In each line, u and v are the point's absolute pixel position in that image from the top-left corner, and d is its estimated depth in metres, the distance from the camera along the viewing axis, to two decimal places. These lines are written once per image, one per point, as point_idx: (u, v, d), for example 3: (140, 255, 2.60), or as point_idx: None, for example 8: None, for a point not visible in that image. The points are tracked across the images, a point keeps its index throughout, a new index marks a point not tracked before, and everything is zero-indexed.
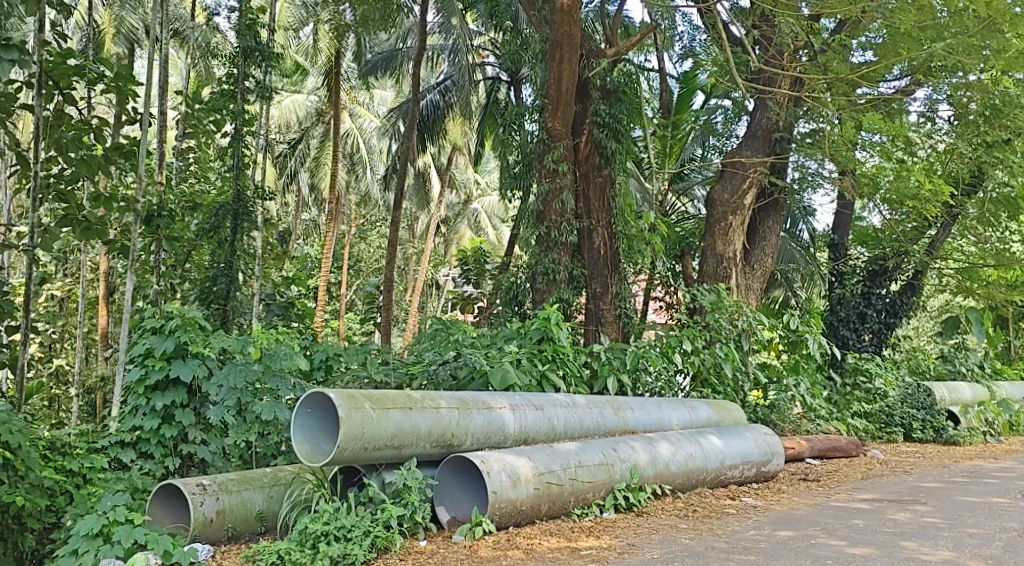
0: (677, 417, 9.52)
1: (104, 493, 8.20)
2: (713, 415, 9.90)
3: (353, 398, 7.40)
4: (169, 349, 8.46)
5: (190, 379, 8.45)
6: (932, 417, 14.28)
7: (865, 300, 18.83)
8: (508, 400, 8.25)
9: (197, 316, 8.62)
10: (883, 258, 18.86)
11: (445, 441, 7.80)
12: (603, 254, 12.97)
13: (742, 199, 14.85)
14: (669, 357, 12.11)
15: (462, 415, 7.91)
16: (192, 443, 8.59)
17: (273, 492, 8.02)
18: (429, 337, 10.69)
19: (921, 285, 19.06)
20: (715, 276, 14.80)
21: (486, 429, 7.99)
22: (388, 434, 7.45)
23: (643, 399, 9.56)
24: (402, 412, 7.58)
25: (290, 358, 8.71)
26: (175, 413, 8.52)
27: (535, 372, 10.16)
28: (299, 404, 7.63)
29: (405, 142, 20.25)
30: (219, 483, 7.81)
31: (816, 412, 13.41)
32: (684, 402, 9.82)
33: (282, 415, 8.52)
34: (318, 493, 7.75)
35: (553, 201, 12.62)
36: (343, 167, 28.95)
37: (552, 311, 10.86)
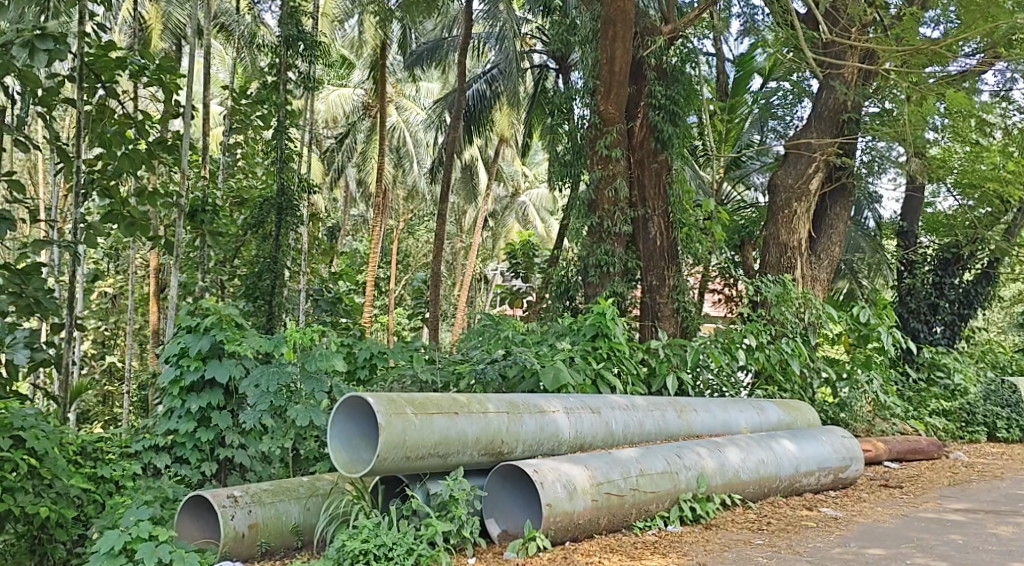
0: (744, 420, 8.85)
1: (130, 504, 7.59)
2: (784, 416, 9.21)
3: (392, 402, 6.88)
4: (204, 348, 7.93)
5: (226, 380, 7.91)
6: (1017, 416, 13.73)
7: (937, 290, 18.07)
8: (562, 402, 7.65)
9: (233, 313, 8.08)
10: (956, 245, 18.11)
11: (494, 448, 7.23)
12: (659, 245, 12.30)
13: (807, 185, 14.11)
14: (733, 353, 11.41)
15: (512, 419, 7.32)
16: (230, 447, 8.00)
17: (310, 503, 7.53)
18: (477, 333, 10.12)
19: (997, 275, 18.27)
20: (778, 267, 14.06)
21: (539, 435, 7.39)
22: (432, 442, 6.90)
23: (708, 400, 8.91)
24: (446, 417, 7.03)
25: (326, 358, 8.15)
26: (211, 416, 7.96)
27: (590, 371, 9.53)
28: (336, 408, 7.04)
29: (452, 132, 19.66)
30: (253, 495, 7.34)
31: (890, 411, 12.65)
32: (753, 402, 9.14)
33: (318, 421, 7.95)
34: (357, 505, 7.15)
35: (606, 188, 11.96)
36: (391, 161, 28.44)
37: (608, 306, 10.22)
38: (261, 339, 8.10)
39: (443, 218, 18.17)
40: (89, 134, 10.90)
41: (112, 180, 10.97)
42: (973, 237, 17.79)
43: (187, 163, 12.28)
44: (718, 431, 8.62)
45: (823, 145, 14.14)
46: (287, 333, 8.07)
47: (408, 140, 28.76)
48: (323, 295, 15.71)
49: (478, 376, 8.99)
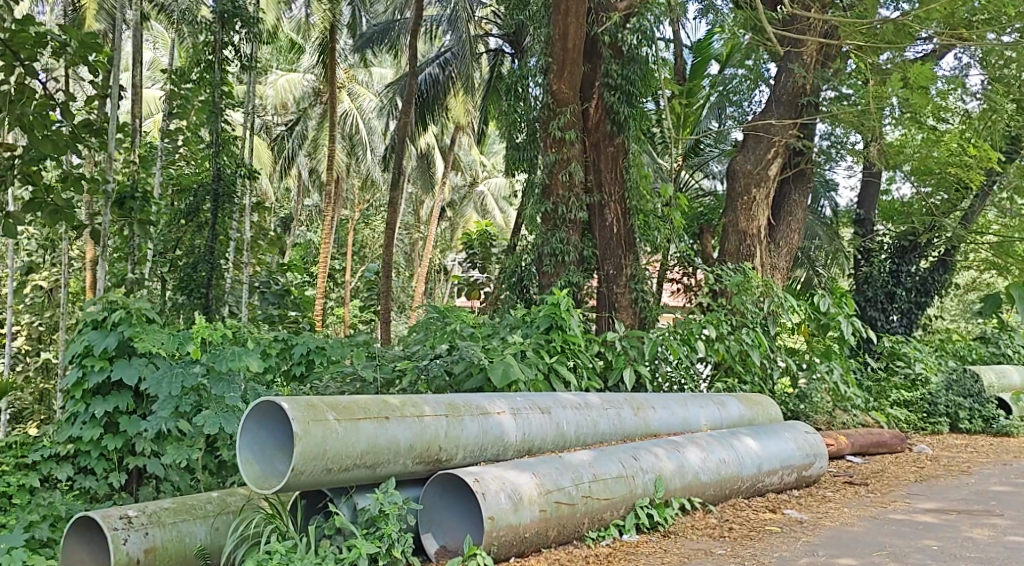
0: (704, 416, 8.40)
1: (13, 525, 7.18)
2: (745, 411, 8.77)
3: (314, 407, 6.37)
4: (110, 347, 7.35)
5: (135, 381, 7.34)
6: (980, 406, 13.11)
7: (893, 278, 17.83)
8: (507, 403, 7.17)
9: (144, 307, 7.44)
10: (914, 232, 17.84)
11: (431, 454, 6.73)
12: (616, 233, 11.78)
13: (766, 170, 13.65)
14: (692, 344, 10.95)
15: (452, 422, 6.82)
16: (140, 456, 7.48)
17: (218, 522, 6.85)
18: (423, 327, 9.58)
19: (954, 262, 18.00)
20: (738, 256, 13.60)
21: (482, 439, 6.91)
22: (358, 452, 6.39)
23: (666, 395, 8.46)
24: (375, 422, 6.54)
25: (239, 357, 7.59)
26: (120, 421, 7.41)
27: (542, 365, 9.01)
28: (246, 416, 6.50)
29: (403, 118, 19.05)
30: (149, 515, 6.68)
31: (851, 402, 12.25)
32: (714, 397, 8.70)
33: (228, 429, 7.37)
34: (271, 524, 6.55)
35: (560, 172, 11.46)
36: (343, 149, 27.74)
37: (562, 297, 9.71)
38: (175, 337, 7.50)
39: (395, 206, 17.57)
40: (5, 116, 10.16)
41: (32, 165, 10.25)
42: (931, 224, 17.45)
43: (111, 147, 11.75)
44: (676, 429, 8.17)
45: (782, 128, 13.71)
46: (195, 330, 7.54)
47: (361, 127, 28.02)
48: (271, 287, 15.08)
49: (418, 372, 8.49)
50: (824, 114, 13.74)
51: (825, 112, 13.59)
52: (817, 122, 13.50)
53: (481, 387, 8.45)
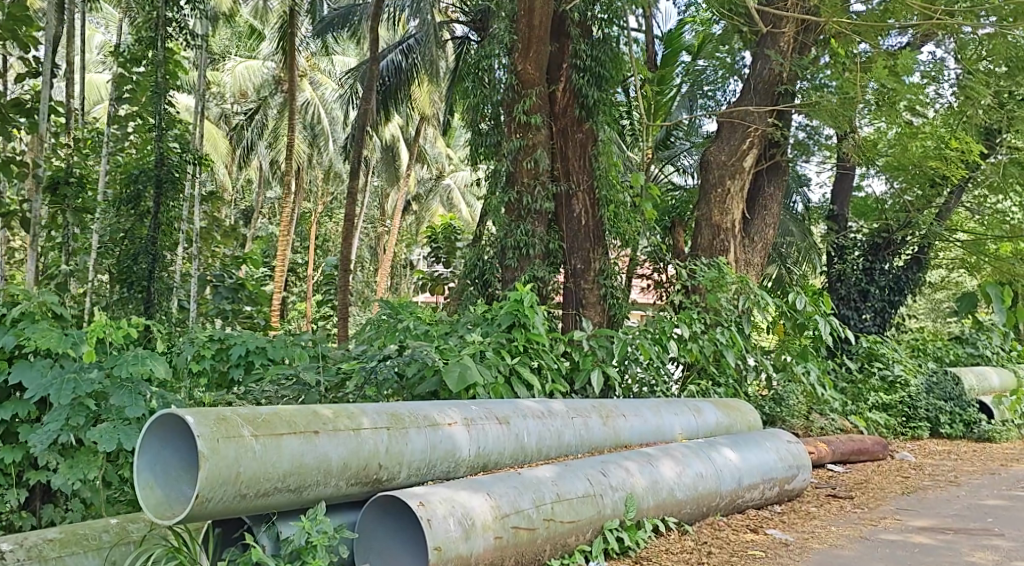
0: (678, 424, 7.86)
1: None
2: (722, 418, 8.22)
3: (226, 422, 5.87)
4: (7, 347, 6.76)
5: (35, 385, 6.72)
6: (961, 409, 12.56)
7: (867, 276, 17.33)
8: (459, 414, 6.73)
9: (47, 301, 7.05)
10: (887, 229, 17.31)
11: (370, 473, 6.24)
12: (585, 224, 11.09)
13: (741, 161, 13.05)
14: (664, 344, 10.30)
15: (393, 436, 6.35)
16: (43, 469, 6.81)
17: (112, 555, 6.20)
18: (376, 325, 8.89)
19: (928, 260, 17.53)
20: (711, 250, 12.98)
21: (428, 455, 6.46)
22: (276, 474, 5.90)
23: (639, 401, 7.95)
24: (301, 438, 6.04)
25: (142, 361, 6.89)
26: (19, 430, 6.77)
27: (502, 366, 8.35)
28: (143, 434, 6.03)
29: (363, 105, 18.04)
30: (30, 549, 6.04)
31: (829, 405, 11.70)
32: (689, 403, 8.15)
33: (126, 444, 6.67)
34: (175, 560, 6.03)
35: (525, 159, 10.86)
36: (304, 139, 26.89)
37: (526, 292, 9.03)
38: (80, 337, 6.90)
39: (355, 197, 16.74)
40: None
41: None
42: (905, 220, 17.04)
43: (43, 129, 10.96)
44: (648, 438, 7.64)
45: (759, 116, 13.12)
46: (93, 329, 6.88)
47: (323, 116, 27.16)
48: (224, 281, 13.86)
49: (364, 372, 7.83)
50: (800, 103, 13.15)
51: (803, 100, 13.02)
52: (793, 112, 12.86)
53: (435, 390, 7.85)
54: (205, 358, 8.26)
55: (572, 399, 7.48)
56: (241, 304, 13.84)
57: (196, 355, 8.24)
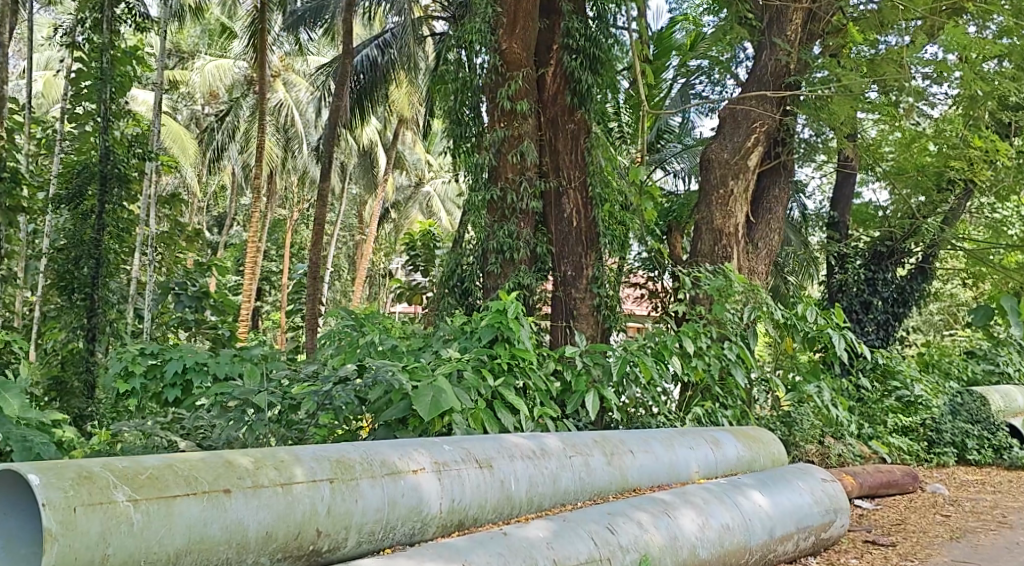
0: (694, 460, 7.42)
1: None
2: (743, 451, 7.76)
3: (95, 480, 5.42)
4: None
5: None
6: (990, 434, 11.45)
7: (870, 286, 16.12)
8: (429, 459, 6.29)
9: None
10: (892, 237, 16.19)
11: (308, 540, 5.80)
12: (576, 226, 9.95)
13: (745, 160, 11.92)
14: (666, 359, 9.02)
15: (335, 489, 5.92)
16: None
17: None
18: (337, 341, 7.77)
19: (933, 270, 16.48)
20: (712, 257, 11.82)
21: (381, 515, 6.00)
22: (163, 554, 5.45)
23: (649, 434, 7.51)
24: (203, 500, 5.58)
25: None
26: None
27: (481, 388, 7.22)
28: None
29: (335, 102, 16.31)
30: None
31: (844, 429, 10.63)
32: (706, 435, 7.70)
33: None
34: None
35: (510, 152, 9.71)
36: (278, 142, 25.59)
37: (510, 301, 7.86)
38: None
39: (326, 199, 15.46)
40: None
41: None
42: (911, 228, 15.89)
43: None
44: (658, 478, 7.21)
45: (767, 111, 12.04)
46: None
47: (297, 118, 25.83)
48: (186, 287, 12.08)
49: (318, 396, 6.76)
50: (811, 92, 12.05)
51: (812, 92, 11.94)
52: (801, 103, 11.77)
53: (404, 417, 6.76)
54: (135, 376, 7.29)
55: (569, 434, 7.07)
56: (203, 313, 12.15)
57: (125, 372, 7.29)
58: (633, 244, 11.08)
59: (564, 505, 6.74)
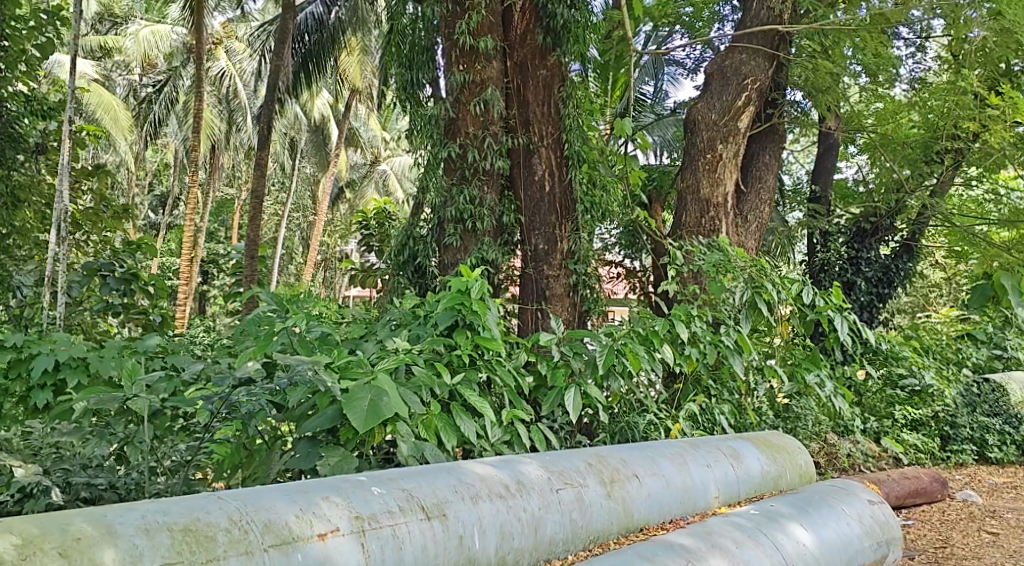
0: (712, 482, 6.29)
1: None
2: (768, 466, 6.65)
3: None
4: None
5: None
6: (1011, 429, 10.29)
7: (852, 266, 14.38)
8: (343, 517, 4.93)
9: None
10: (875, 212, 14.32)
11: None
12: (550, 193, 8.55)
13: (735, 121, 10.57)
14: (654, 346, 7.53)
15: None
16: None
17: None
18: (259, 331, 6.29)
19: (920, 247, 14.65)
20: (698, 230, 10.45)
21: None
22: None
23: (655, 448, 6.32)
24: None
25: None
26: None
27: (434, 386, 5.85)
28: None
29: (274, 63, 14.61)
30: None
31: (852, 424, 9.36)
32: (723, 447, 6.59)
33: None
34: None
35: (471, 100, 8.35)
36: (219, 113, 23.76)
37: (472, 277, 6.41)
38: None
39: (265, 170, 13.84)
40: None
41: None
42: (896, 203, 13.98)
43: None
44: (670, 508, 6.03)
45: (759, 65, 10.70)
46: None
47: (241, 88, 24.01)
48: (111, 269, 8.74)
49: (215, 405, 5.43)
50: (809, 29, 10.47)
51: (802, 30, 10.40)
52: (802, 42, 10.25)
53: (335, 426, 5.52)
54: None
55: (555, 457, 5.81)
56: (131, 296, 8.73)
57: None
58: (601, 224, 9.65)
59: (549, 557, 5.52)
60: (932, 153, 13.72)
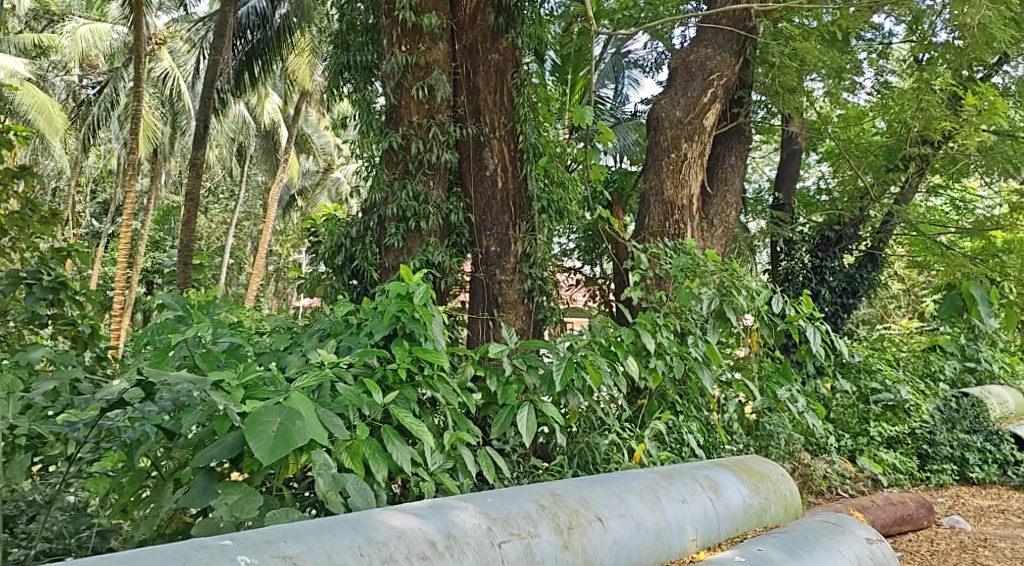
0: (689, 523, 5.74)
1: None
2: (750, 495, 6.14)
3: None
4: None
5: None
6: (993, 447, 9.67)
7: (817, 275, 13.22)
8: None
9: None
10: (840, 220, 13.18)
11: None
12: (502, 189, 7.85)
13: (701, 119, 9.82)
14: (617, 359, 6.88)
15: None
16: None
17: None
18: (167, 341, 5.53)
19: (885, 256, 13.50)
20: (661, 234, 9.67)
21: None
22: None
23: (618, 481, 5.76)
24: None
25: None
26: None
27: (363, 406, 5.23)
28: None
29: (211, 57, 13.71)
30: None
31: (826, 443, 8.71)
32: (702, 476, 6.06)
33: None
34: None
35: (415, 85, 7.65)
36: (161, 116, 22.79)
37: (412, 282, 5.68)
38: None
39: (201, 170, 12.97)
40: None
41: None
42: (860, 213, 12.98)
43: None
44: (640, 554, 5.48)
45: (724, 59, 10.03)
46: None
47: (185, 89, 23.07)
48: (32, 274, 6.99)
49: (85, 432, 4.99)
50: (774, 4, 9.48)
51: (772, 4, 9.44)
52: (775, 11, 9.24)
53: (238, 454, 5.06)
54: None
55: (503, 501, 5.26)
56: (59, 307, 7.03)
57: None
58: (557, 231, 9.03)
59: None
60: (897, 160, 12.78)
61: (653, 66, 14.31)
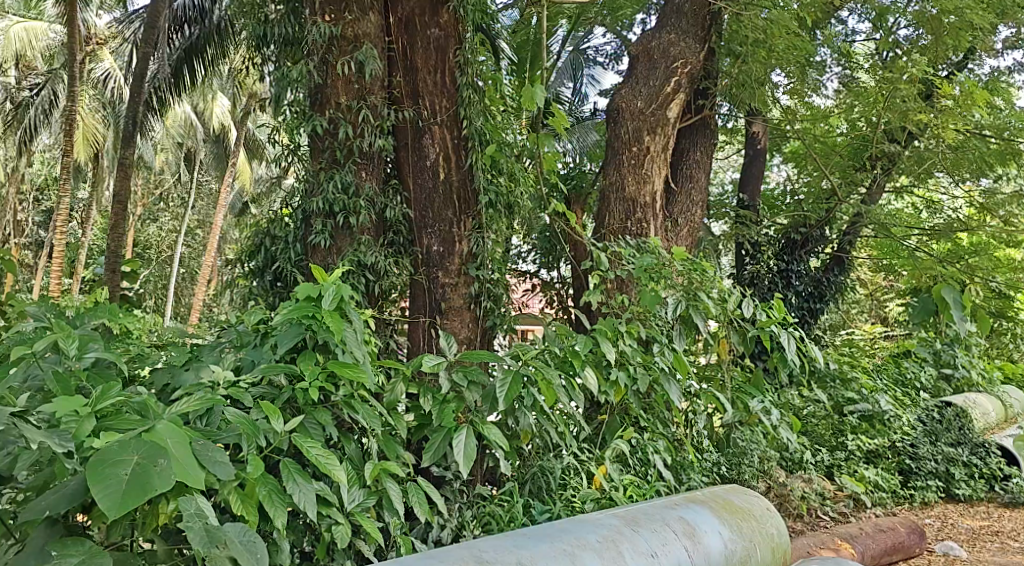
0: None
1: None
2: (731, 536, 5.43)
3: None
4: None
5: None
6: (980, 461, 8.98)
7: (783, 280, 12.45)
8: None
9: None
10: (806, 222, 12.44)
11: None
12: (445, 181, 7.11)
13: (664, 109, 9.05)
14: (573, 371, 6.12)
15: None
16: None
17: None
18: None
19: (853, 259, 12.83)
20: (622, 233, 8.91)
21: None
22: None
23: (574, 535, 5.09)
24: None
25: None
26: None
27: (258, 437, 4.76)
28: None
29: (142, 51, 12.80)
30: None
31: (802, 459, 7.99)
32: (674, 519, 5.35)
33: None
34: None
35: (344, 63, 6.89)
36: (100, 118, 21.80)
37: (329, 286, 5.09)
38: None
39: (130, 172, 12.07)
40: None
41: None
42: (827, 214, 12.18)
43: None
44: None
45: (688, 45, 9.21)
46: None
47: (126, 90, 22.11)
48: None
49: None
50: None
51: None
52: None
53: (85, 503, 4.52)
54: None
55: None
56: None
57: None
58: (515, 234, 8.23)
59: None
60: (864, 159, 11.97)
61: (613, 58, 13.62)
